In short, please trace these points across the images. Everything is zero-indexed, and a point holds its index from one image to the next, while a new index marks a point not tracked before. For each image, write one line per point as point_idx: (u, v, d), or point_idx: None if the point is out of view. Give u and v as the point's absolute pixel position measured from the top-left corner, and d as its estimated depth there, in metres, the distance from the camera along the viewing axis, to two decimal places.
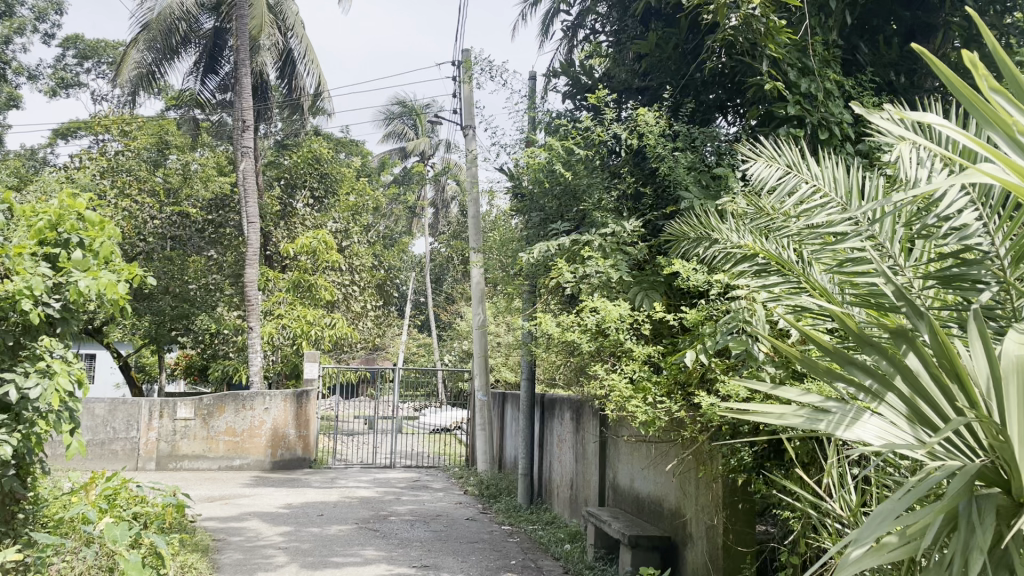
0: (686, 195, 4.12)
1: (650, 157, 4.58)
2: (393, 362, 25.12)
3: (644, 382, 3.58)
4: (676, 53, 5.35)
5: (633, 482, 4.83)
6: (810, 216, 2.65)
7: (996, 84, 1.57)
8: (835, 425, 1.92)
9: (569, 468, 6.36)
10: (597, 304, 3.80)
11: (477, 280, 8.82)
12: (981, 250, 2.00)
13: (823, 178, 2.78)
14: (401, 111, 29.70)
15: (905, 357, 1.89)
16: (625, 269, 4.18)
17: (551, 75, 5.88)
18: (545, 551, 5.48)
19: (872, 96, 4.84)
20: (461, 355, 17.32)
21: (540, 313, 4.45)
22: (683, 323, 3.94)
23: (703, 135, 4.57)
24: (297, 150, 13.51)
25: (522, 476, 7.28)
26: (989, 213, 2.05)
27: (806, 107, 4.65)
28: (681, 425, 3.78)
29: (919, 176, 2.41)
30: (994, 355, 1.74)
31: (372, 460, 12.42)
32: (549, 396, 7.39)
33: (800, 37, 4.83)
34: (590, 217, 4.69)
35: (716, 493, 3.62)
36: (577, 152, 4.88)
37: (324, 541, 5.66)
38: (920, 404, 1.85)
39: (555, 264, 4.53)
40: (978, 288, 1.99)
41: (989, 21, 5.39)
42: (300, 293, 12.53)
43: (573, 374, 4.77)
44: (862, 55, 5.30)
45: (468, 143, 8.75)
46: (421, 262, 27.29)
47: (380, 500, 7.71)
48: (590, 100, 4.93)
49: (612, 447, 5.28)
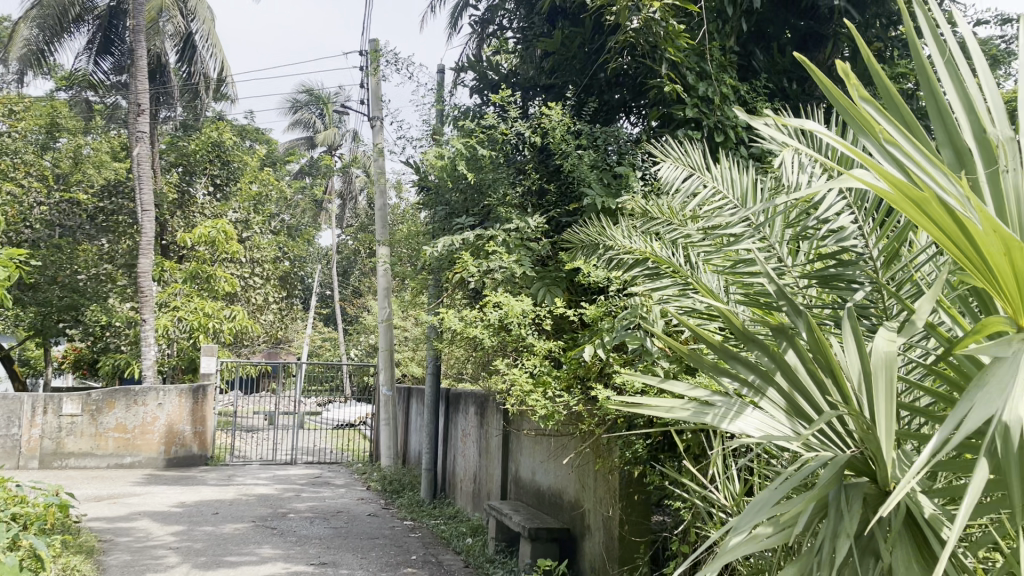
0: (588, 192, 4.20)
1: (554, 153, 4.64)
2: (297, 356, 24.62)
3: (545, 375, 3.62)
4: (581, 52, 5.42)
5: (534, 475, 4.89)
6: (704, 217, 2.73)
7: (868, 94, 1.63)
8: (720, 419, 1.99)
9: (473, 462, 6.38)
10: (500, 299, 3.83)
11: (383, 274, 8.75)
12: (856, 253, 2.13)
13: (720, 181, 2.90)
14: (307, 100, 29.05)
15: (785, 353, 1.97)
16: (528, 264, 4.24)
17: (459, 69, 5.88)
18: (446, 545, 5.50)
19: (765, 101, 5.03)
20: (366, 349, 17.11)
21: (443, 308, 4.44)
22: (584, 319, 4.03)
23: (606, 135, 4.64)
24: (198, 136, 13.07)
25: (426, 471, 7.26)
26: (864, 217, 2.18)
27: (703, 111, 4.80)
28: (579, 419, 3.85)
29: (801, 181, 2.55)
30: (865, 351, 1.84)
31: (272, 456, 12.16)
32: (454, 392, 7.38)
33: (698, 42, 4.99)
34: (495, 212, 4.71)
35: (613, 484, 3.69)
36: (482, 150, 4.89)
37: (218, 540, 5.51)
38: (797, 398, 1.94)
39: (459, 258, 4.54)
40: (852, 287, 2.11)
41: (874, 34, 5.65)
42: (199, 285, 12.11)
43: (476, 368, 4.79)
44: (757, 62, 5.50)
45: (376, 135, 8.64)
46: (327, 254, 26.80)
47: (279, 497, 7.55)
48: (495, 96, 4.95)
49: (515, 441, 5.33)
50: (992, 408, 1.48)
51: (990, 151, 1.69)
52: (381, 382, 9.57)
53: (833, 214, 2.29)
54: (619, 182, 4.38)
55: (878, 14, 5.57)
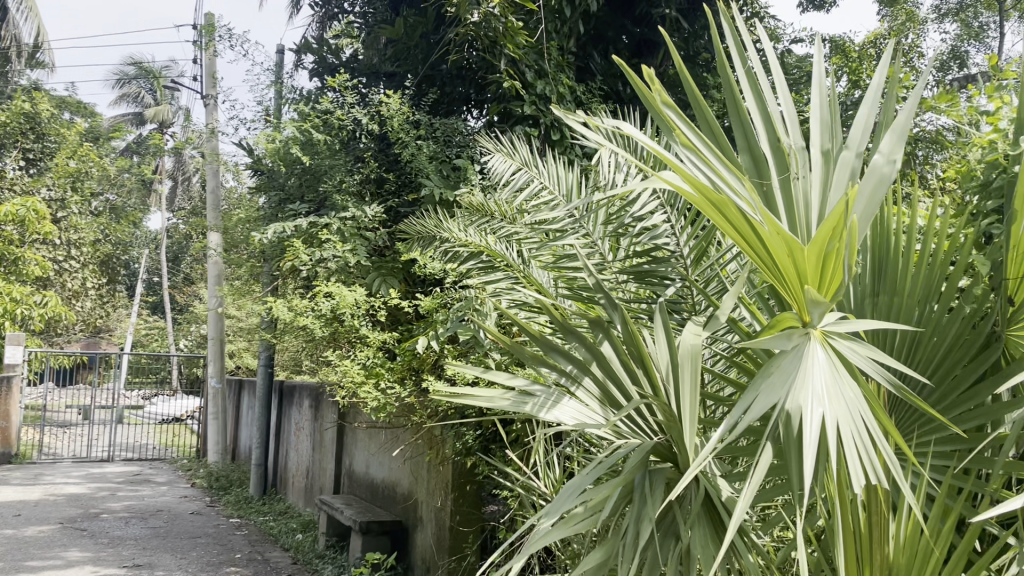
0: (426, 183, 4.22)
1: (393, 142, 4.60)
2: (119, 346, 23.11)
3: (377, 367, 3.58)
4: (422, 42, 5.41)
5: (368, 468, 4.83)
6: (533, 213, 2.79)
7: (671, 101, 1.72)
8: (539, 408, 2.02)
9: (306, 457, 6.23)
10: (332, 289, 3.77)
11: (215, 261, 8.37)
12: (668, 249, 2.26)
13: (549, 175, 2.97)
14: (138, 73, 27.27)
15: (600, 344, 2.04)
16: (363, 254, 4.21)
17: (297, 51, 5.71)
18: (274, 542, 5.34)
19: (599, 102, 5.21)
20: (196, 339, 16.32)
21: (273, 297, 4.30)
22: (419, 311, 4.04)
23: (446, 127, 4.65)
24: (8, 105, 11.99)
25: (257, 466, 7.03)
26: (676, 216, 2.30)
27: (540, 108, 4.91)
28: (412, 411, 3.85)
29: (617, 180, 2.68)
30: (673, 344, 1.94)
31: (87, 453, 11.35)
32: (288, 385, 7.17)
33: (537, 40, 5.09)
34: (331, 199, 4.61)
35: (445, 476, 3.70)
36: (318, 134, 4.77)
37: (18, 544, 5.08)
38: (610, 387, 2.02)
39: (290, 245, 4.41)
40: (664, 283, 2.23)
41: (700, 45, 5.98)
42: (6, 268, 11.12)
43: (308, 360, 4.68)
44: (593, 64, 5.68)
45: (209, 114, 8.24)
46: (157, 239, 25.30)
47: (92, 497, 7.07)
48: (332, 81, 4.85)
49: (349, 435, 5.25)
50: (775, 397, 1.63)
51: (783, 159, 1.83)
52: (209, 373, 9.19)
53: (649, 213, 2.39)
54: (456, 175, 4.44)
55: (703, 26, 5.89)
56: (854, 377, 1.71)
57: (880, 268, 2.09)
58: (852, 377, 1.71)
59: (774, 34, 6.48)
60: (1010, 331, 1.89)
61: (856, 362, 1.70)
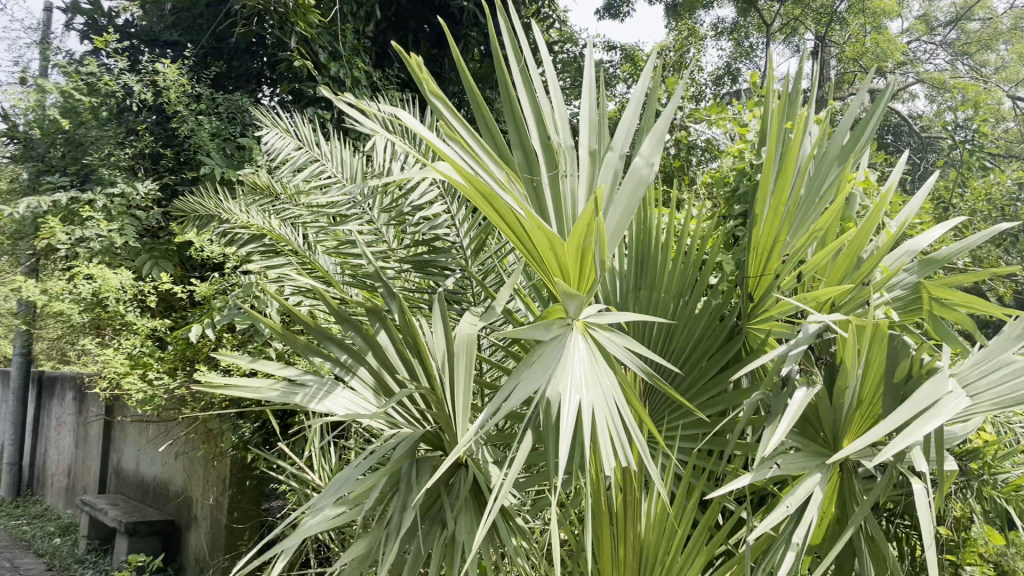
0: (207, 162, 4.15)
1: (171, 116, 4.34)
2: None
3: (145, 356, 3.39)
4: (208, 11, 5.16)
5: (138, 466, 4.53)
6: (315, 195, 2.70)
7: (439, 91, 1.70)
8: (309, 399, 1.90)
9: (67, 455, 5.72)
10: (92, 271, 3.48)
11: None
12: (449, 240, 2.28)
13: (331, 157, 2.90)
14: None
15: (376, 333, 1.97)
16: (132, 234, 3.98)
17: (62, 10, 5.22)
18: (27, 547, 4.87)
19: (395, 90, 5.20)
20: None
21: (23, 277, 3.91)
22: (194, 296, 3.86)
23: (231, 105, 4.50)
24: None
25: (7, 465, 6.44)
26: (457, 206, 2.31)
27: (333, 91, 4.83)
28: (183, 402, 3.69)
29: (393, 168, 2.74)
30: (451, 336, 1.99)
31: None
32: (49, 376, 6.55)
33: (332, 21, 4.98)
34: (97, 173, 4.26)
35: (223, 472, 3.55)
36: (82, 100, 4.38)
37: None
38: (384, 376, 2.00)
39: (45, 221, 4.03)
40: (443, 273, 2.27)
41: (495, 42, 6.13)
42: None
43: (65, 347, 4.31)
44: (391, 51, 5.66)
45: None
46: None
47: None
48: (101, 44, 4.47)
49: (116, 430, 4.89)
50: (536, 384, 1.68)
51: (553, 157, 1.88)
52: None
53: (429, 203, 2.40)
54: (240, 154, 4.43)
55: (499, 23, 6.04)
56: (610, 366, 1.81)
57: (643, 263, 2.23)
58: (610, 366, 1.81)
59: (567, 37, 6.75)
60: (749, 324, 2.11)
61: (612, 352, 1.80)
